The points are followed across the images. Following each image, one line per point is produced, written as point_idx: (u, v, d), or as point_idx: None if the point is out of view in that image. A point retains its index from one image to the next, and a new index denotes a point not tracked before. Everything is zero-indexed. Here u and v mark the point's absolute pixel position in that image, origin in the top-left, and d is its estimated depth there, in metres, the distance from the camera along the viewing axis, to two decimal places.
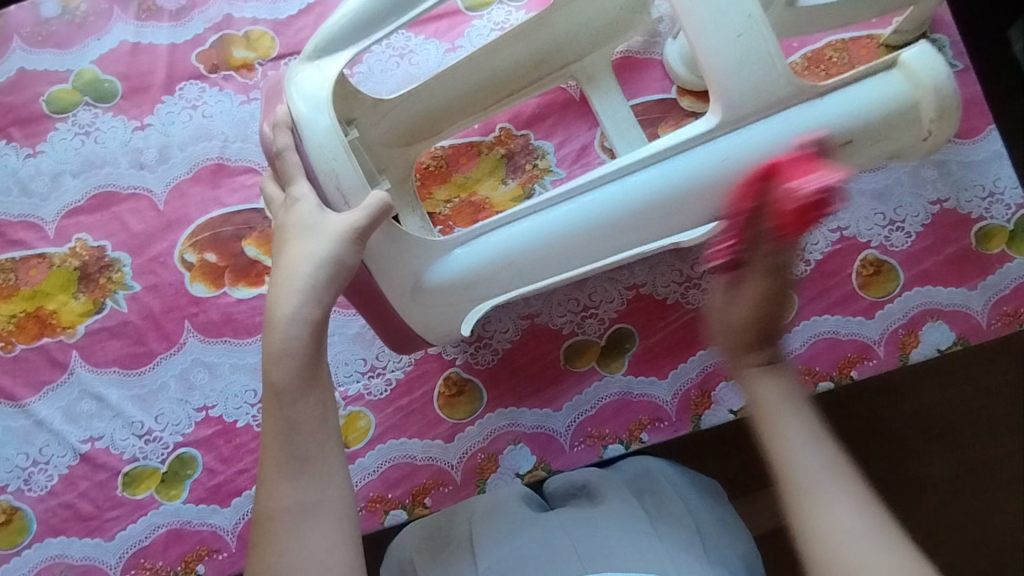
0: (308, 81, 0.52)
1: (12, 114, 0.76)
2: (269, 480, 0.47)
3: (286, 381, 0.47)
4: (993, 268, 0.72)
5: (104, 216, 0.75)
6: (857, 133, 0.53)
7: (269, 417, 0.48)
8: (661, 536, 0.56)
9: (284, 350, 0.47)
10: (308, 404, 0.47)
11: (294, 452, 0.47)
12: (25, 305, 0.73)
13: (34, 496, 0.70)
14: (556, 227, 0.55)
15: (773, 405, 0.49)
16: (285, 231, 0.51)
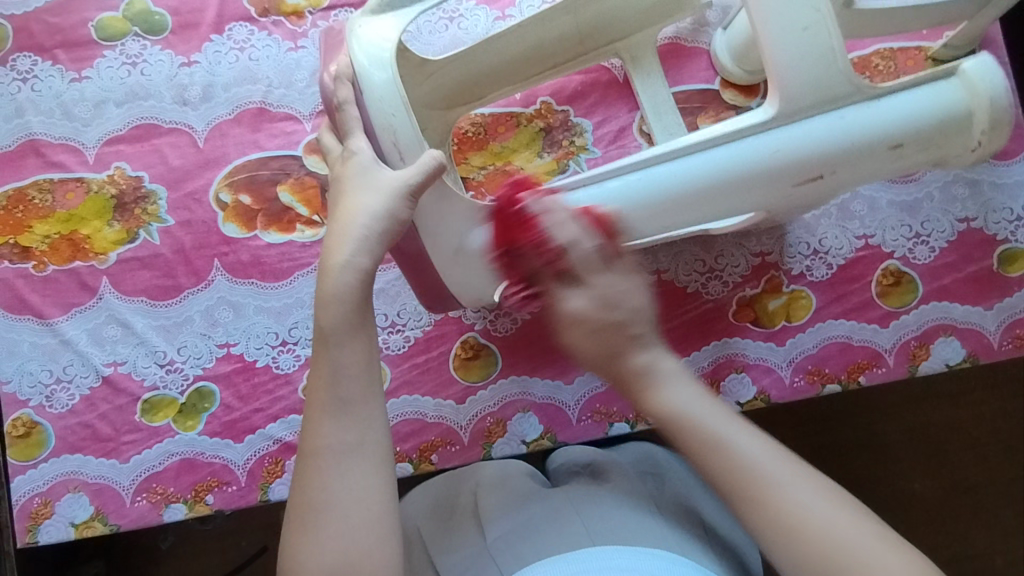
0: (372, 37, 0.52)
1: (60, 36, 0.77)
2: (315, 418, 0.49)
3: (335, 324, 0.50)
4: (1011, 290, 0.73)
5: (145, 147, 0.76)
6: (908, 137, 0.54)
7: (317, 360, 0.50)
8: (662, 515, 0.58)
9: (335, 295, 0.50)
10: (354, 349, 0.50)
11: (339, 394, 0.49)
12: (60, 227, 0.74)
13: (54, 413, 0.72)
14: (603, 202, 0.56)
15: (672, 418, 0.53)
16: (341, 182, 0.52)
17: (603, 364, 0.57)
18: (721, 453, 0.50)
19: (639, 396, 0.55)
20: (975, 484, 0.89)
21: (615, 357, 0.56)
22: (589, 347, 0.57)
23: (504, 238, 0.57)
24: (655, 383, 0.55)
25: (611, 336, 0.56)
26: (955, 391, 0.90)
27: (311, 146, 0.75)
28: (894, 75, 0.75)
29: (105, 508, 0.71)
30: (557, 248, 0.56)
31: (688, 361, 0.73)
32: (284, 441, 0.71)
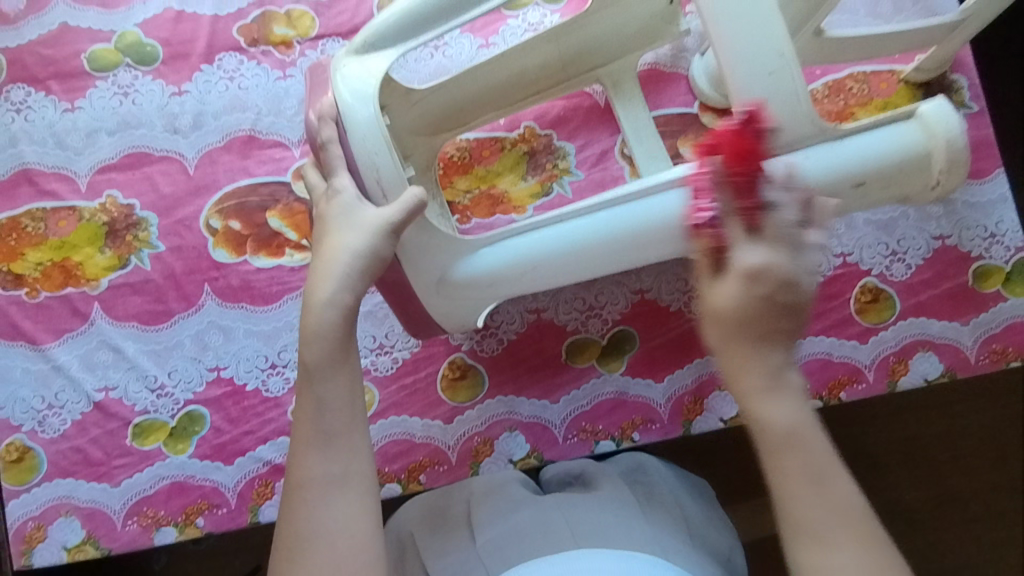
0: (355, 75, 0.54)
1: (53, 68, 0.79)
2: (301, 453, 0.50)
3: (317, 360, 0.51)
4: (987, 306, 0.74)
5: (136, 175, 0.77)
6: (869, 175, 0.56)
7: (302, 393, 0.52)
8: (650, 520, 0.59)
9: (317, 333, 0.51)
10: (337, 383, 0.51)
11: (322, 427, 0.50)
12: (53, 255, 0.76)
13: (46, 438, 0.73)
14: (582, 237, 0.57)
15: (783, 430, 0.45)
16: (326, 222, 0.54)
17: (733, 335, 0.45)
18: (820, 493, 0.44)
19: (749, 385, 0.45)
20: (964, 493, 0.90)
21: (745, 340, 0.44)
22: (728, 323, 0.44)
23: (735, 168, 0.45)
24: (775, 387, 0.45)
25: (760, 318, 0.43)
26: (940, 400, 0.91)
27: (300, 172, 0.77)
28: (867, 97, 0.77)
29: (96, 532, 0.71)
30: (755, 192, 0.44)
31: (672, 379, 0.74)
32: (274, 463, 0.72)
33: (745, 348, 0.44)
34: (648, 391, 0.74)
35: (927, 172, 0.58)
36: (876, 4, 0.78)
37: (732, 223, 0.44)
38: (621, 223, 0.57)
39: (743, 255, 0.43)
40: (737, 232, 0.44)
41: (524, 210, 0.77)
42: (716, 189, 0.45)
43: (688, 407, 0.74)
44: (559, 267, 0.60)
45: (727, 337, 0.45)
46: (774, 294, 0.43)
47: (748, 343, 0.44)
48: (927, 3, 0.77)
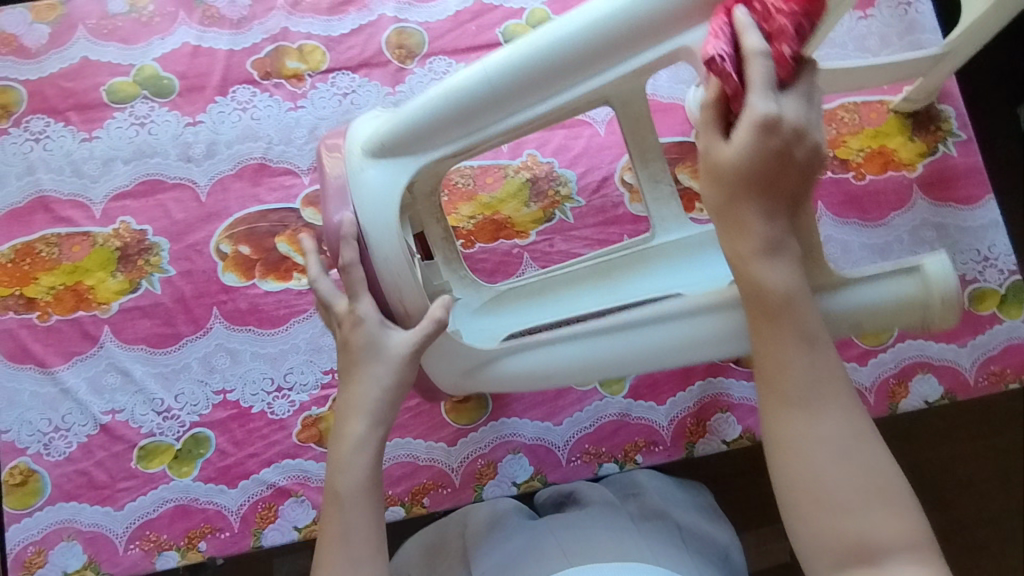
0: (377, 187, 0.55)
1: (72, 99, 0.82)
2: (328, 573, 0.51)
3: (348, 489, 0.53)
4: (983, 328, 0.76)
5: (149, 202, 0.79)
6: (867, 321, 0.57)
7: (329, 519, 0.53)
8: (640, 531, 0.60)
9: (349, 463, 0.53)
10: (364, 509, 0.52)
11: (350, 554, 0.51)
12: (65, 279, 0.77)
13: (51, 461, 0.73)
14: (594, 353, 0.61)
15: (773, 295, 0.46)
16: (350, 346, 0.55)
17: (734, 195, 0.47)
18: (806, 359, 0.46)
19: (741, 249, 0.47)
20: (977, 523, 0.87)
21: (742, 200, 0.47)
22: (731, 180, 0.46)
23: (787, 8, 0.45)
24: (766, 254, 0.47)
25: (768, 168, 0.45)
26: (951, 427, 0.87)
27: (309, 199, 0.79)
28: (858, 126, 0.80)
29: (98, 557, 0.71)
30: (795, 39, 0.46)
31: (674, 401, 0.75)
32: (277, 486, 0.72)
33: (744, 209, 0.47)
34: (650, 413, 0.74)
35: (927, 300, 0.57)
36: (863, 39, 0.82)
37: (753, 65, 0.45)
38: (634, 343, 0.61)
39: (759, 100, 0.45)
40: (756, 74, 0.45)
41: (526, 234, 0.79)
42: (745, 30, 0.45)
43: (690, 429, 0.74)
44: (574, 376, 0.63)
45: (731, 190, 0.47)
46: (782, 149, 0.45)
47: (746, 200, 0.46)
48: (912, 38, 0.81)
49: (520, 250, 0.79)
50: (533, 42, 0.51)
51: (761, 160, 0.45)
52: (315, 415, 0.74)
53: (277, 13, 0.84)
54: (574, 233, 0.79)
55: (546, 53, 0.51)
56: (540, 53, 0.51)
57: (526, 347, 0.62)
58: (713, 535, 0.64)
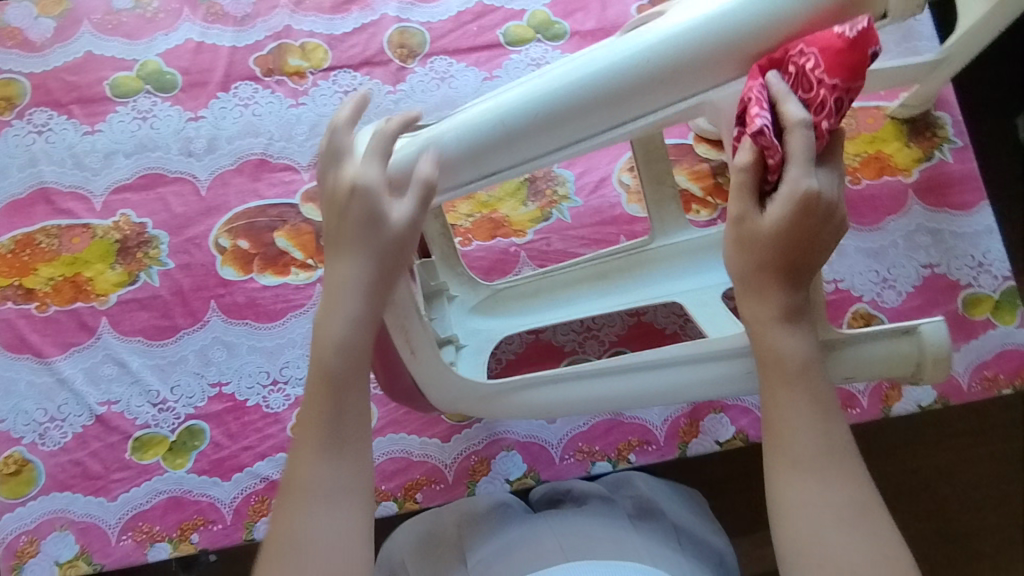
0: None
1: (76, 93, 0.82)
2: (305, 461, 0.47)
3: (337, 369, 0.47)
4: (977, 333, 0.76)
5: (150, 195, 0.80)
6: (858, 375, 0.58)
7: (314, 398, 0.47)
8: (637, 530, 0.60)
9: (341, 340, 0.47)
10: (354, 394, 0.48)
11: (336, 435, 0.47)
12: (64, 270, 0.78)
13: (46, 451, 0.74)
14: (588, 391, 0.62)
15: (791, 363, 0.47)
16: (344, 203, 0.45)
17: (759, 264, 0.46)
18: (821, 429, 0.45)
19: (761, 316, 0.47)
20: (970, 531, 0.86)
21: (767, 270, 0.46)
22: (756, 248, 0.46)
23: (829, 79, 0.41)
24: (784, 323, 0.47)
25: (796, 241, 0.45)
26: (944, 435, 0.87)
27: (308, 195, 0.80)
28: (854, 132, 0.81)
29: (90, 547, 0.71)
30: (836, 114, 0.42)
31: None
32: (271, 480, 0.73)
33: (767, 279, 0.46)
34: (644, 413, 0.75)
35: (920, 359, 0.59)
36: None
37: (794, 138, 0.42)
38: (628, 383, 0.61)
39: (799, 174, 0.43)
40: (797, 148, 0.42)
41: (524, 233, 0.79)
42: (784, 99, 0.42)
43: (684, 429, 0.74)
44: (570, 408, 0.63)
45: (757, 257, 0.46)
46: (816, 224, 0.44)
47: (771, 270, 0.46)
48: (909, 45, 0.82)
49: (517, 249, 0.79)
50: (543, 81, 0.43)
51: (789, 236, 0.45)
52: None
53: (281, 11, 0.85)
54: (571, 232, 0.80)
55: (560, 96, 0.43)
56: (569, 89, 0.43)
57: (525, 386, 0.62)
58: (708, 539, 0.64)
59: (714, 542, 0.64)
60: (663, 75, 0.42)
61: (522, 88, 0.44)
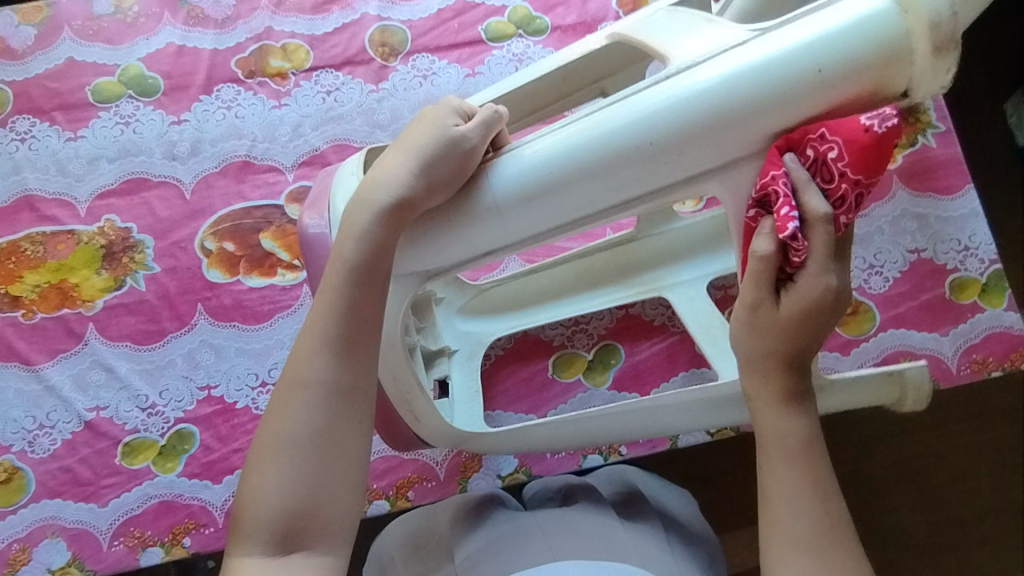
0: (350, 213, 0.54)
1: (58, 99, 0.82)
2: (307, 358, 0.48)
3: (354, 260, 0.48)
4: (965, 317, 0.76)
5: (134, 200, 0.80)
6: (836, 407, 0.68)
7: (327, 285, 0.49)
8: (628, 529, 0.59)
9: (363, 232, 0.48)
10: (365, 299, 0.49)
11: (345, 335, 0.48)
12: (50, 277, 0.77)
13: (35, 459, 0.73)
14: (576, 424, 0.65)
15: (794, 443, 0.48)
16: (421, 130, 0.50)
17: (768, 347, 0.48)
18: (822, 511, 0.47)
19: (765, 398, 0.49)
20: (967, 517, 0.86)
21: (774, 357, 0.48)
22: (767, 333, 0.47)
23: (852, 174, 0.42)
24: (787, 406, 0.49)
25: (803, 331, 0.46)
26: (938, 421, 0.87)
27: (293, 196, 0.80)
28: None
29: (82, 553, 0.71)
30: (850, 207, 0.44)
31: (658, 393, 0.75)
32: None
33: (774, 364, 0.48)
34: None
35: (902, 393, 0.69)
36: None
37: (817, 234, 0.42)
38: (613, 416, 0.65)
39: (817, 271, 0.44)
40: (816, 244, 0.43)
41: None
42: (806, 190, 0.42)
43: None
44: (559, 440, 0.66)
45: (764, 341, 0.48)
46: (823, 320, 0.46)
47: (777, 356, 0.48)
48: None
49: None
50: (555, 145, 0.45)
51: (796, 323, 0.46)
52: None
53: (261, 13, 0.85)
54: None
55: (570, 160, 0.45)
56: (614, 138, 0.44)
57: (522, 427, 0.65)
58: (700, 540, 0.64)
59: (704, 545, 0.63)
60: (671, 142, 0.43)
61: (573, 133, 0.45)
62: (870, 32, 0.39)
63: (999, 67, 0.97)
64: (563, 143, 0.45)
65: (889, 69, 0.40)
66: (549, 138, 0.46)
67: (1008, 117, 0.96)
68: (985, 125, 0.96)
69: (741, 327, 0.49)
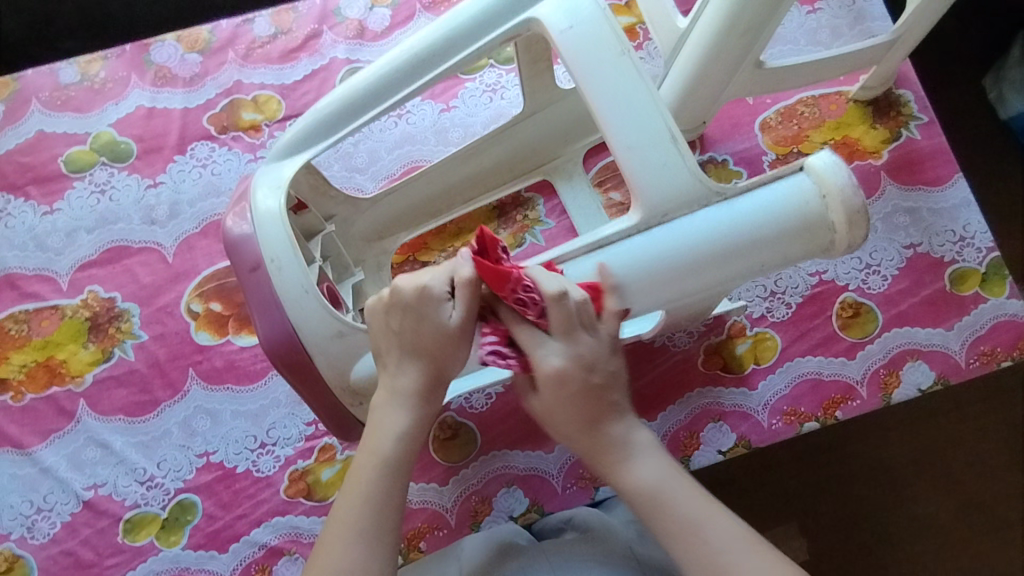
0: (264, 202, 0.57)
1: (31, 173, 0.81)
2: (338, 545, 0.50)
3: (393, 455, 0.53)
4: (968, 308, 0.75)
5: (116, 269, 0.78)
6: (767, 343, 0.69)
7: (360, 466, 0.53)
8: (641, 561, 0.58)
9: (393, 431, 0.53)
10: (396, 489, 0.52)
11: (372, 524, 0.51)
12: (37, 355, 0.76)
13: (36, 544, 0.71)
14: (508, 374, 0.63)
15: (643, 492, 0.50)
16: (410, 315, 0.52)
17: (569, 429, 0.53)
18: (697, 539, 0.48)
19: (604, 464, 0.52)
20: (991, 501, 0.84)
21: (580, 424, 0.52)
22: (559, 416, 0.52)
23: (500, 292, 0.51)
24: (623, 454, 0.52)
25: (581, 397, 0.51)
26: (949, 407, 0.86)
27: None
28: (819, 119, 0.80)
29: None
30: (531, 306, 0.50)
31: (665, 416, 0.73)
32: (269, 546, 0.71)
33: (583, 431, 0.52)
34: None
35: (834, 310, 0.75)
36: (814, 32, 0.82)
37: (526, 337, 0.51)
38: None
39: (541, 350, 0.51)
40: (525, 338, 0.52)
41: None
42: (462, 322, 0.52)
43: (685, 443, 0.72)
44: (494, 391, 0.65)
45: (560, 428, 0.53)
46: (580, 380, 0.51)
47: (581, 424, 0.52)
48: (863, 27, 0.82)
49: None
50: None
51: (575, 392, 0.51)
52: (301, 469, 0.72)
53: (229, 67, 0.84)
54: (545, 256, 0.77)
55: None
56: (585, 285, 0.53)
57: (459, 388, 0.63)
58: None
59: None
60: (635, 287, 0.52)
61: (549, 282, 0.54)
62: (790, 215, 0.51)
63: (973, 47, 0.97)
64: None
65: (811, 235, 0.52)
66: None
67: (988, 93, 0.95)
68: (967, 106, 0.95)
69: (564, 432, 0.53)
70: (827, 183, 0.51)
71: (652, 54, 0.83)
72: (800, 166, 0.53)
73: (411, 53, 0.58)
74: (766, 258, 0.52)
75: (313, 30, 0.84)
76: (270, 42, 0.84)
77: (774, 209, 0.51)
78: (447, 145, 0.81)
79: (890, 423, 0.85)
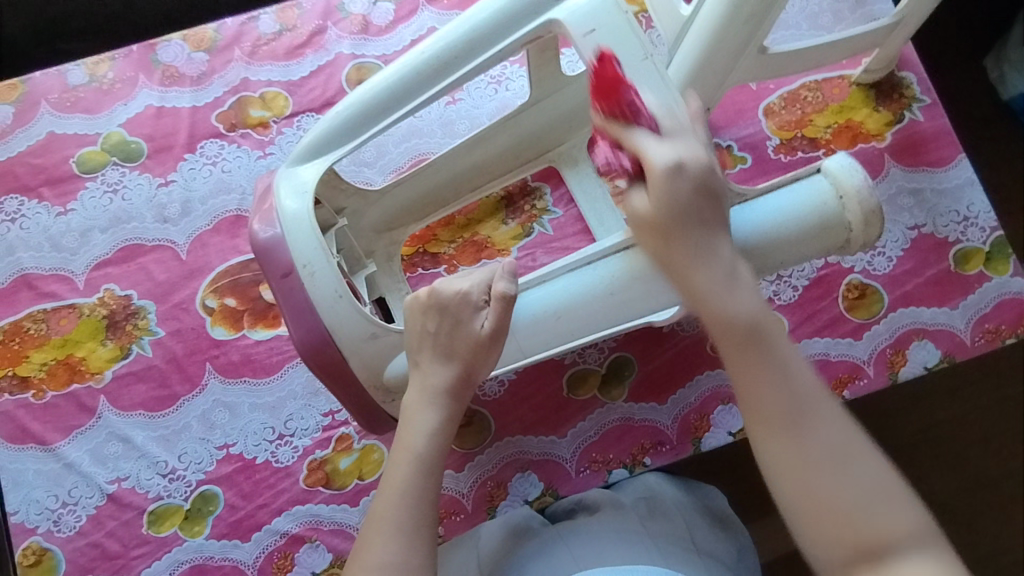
0: (290, 203, 0.58)
1: (44, 174, 0.82)
2: (375, 540, 0.52)
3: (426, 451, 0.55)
4: (972, 287, 0.75)
5: (130, 267, 0.80)
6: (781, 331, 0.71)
7: (395, 461, 0.56)
8: (653, 534, 0.60)
9: (426, 430, 0.56)
10: (430, 483, 0.55)
11: (406, 520, 0.53)
12: (56, 353, 0.77)
13: (63, 537, 0.73)
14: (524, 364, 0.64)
15: (736, 324, 0.48)
16: (446, 319, 0.55)
17: (657, 239, 0.50)
18: (790, 378, 0.48)
19: (694, 281, 0.50)
20: (995, 477, 0.86)
21: (672, 234, 0.49)
22: (657, 227, 0.50)
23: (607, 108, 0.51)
24: (728, 285, 0.49)
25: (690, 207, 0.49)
26: (954, 386, 0.87)
27: None
28: (822, 104, 0.81)
29: None
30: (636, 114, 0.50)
31: (676, 400, 0.74)
32: (291, 534, 0.72)
33: (675, 243, 0.50)
34: (653, 414, 0.74)
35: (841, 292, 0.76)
36: (816, 16, 0.83)
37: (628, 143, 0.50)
38: None
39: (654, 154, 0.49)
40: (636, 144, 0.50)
41: (508, 252, 0.78)
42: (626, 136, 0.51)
43: (695, 425, 0.74)
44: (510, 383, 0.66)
45: (656, 241, 0.51)
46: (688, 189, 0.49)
47: (675, 235, 0.49)
48: (864, 11, 0.82)
49: None
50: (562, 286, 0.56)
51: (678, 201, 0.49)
52: (319, 458, 0.74)
53: (235, 65, 0.84)
54: (553, 245, 0.78)
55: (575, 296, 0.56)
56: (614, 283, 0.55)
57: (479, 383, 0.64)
58: (729, 536, 0.64)
59: (737, 538, 0.65)
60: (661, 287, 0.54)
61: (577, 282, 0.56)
62: (811, 211, 0.55)
63: (975, 27, 0.97)
64: (572, 286, 0.56)
65: (826, 232, 0.55)
66: (558, 280, 0.56)
67: (989, 73, 0.95)
68: (968, 87, 0.96)
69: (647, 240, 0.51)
70: (844, 186, 0.55)
71: (656, 41, 0.84)
72: (817, 168, 0.56)
73: (430, 55, 0.59)
74: (786, 257, 0.56)
75: (317, 26, 0.85)
76: (275, 38, 0.85)
77: (796, 211, 0.55)
78: (454, 137, 0.82)
79: (898, 403, 0.86)
